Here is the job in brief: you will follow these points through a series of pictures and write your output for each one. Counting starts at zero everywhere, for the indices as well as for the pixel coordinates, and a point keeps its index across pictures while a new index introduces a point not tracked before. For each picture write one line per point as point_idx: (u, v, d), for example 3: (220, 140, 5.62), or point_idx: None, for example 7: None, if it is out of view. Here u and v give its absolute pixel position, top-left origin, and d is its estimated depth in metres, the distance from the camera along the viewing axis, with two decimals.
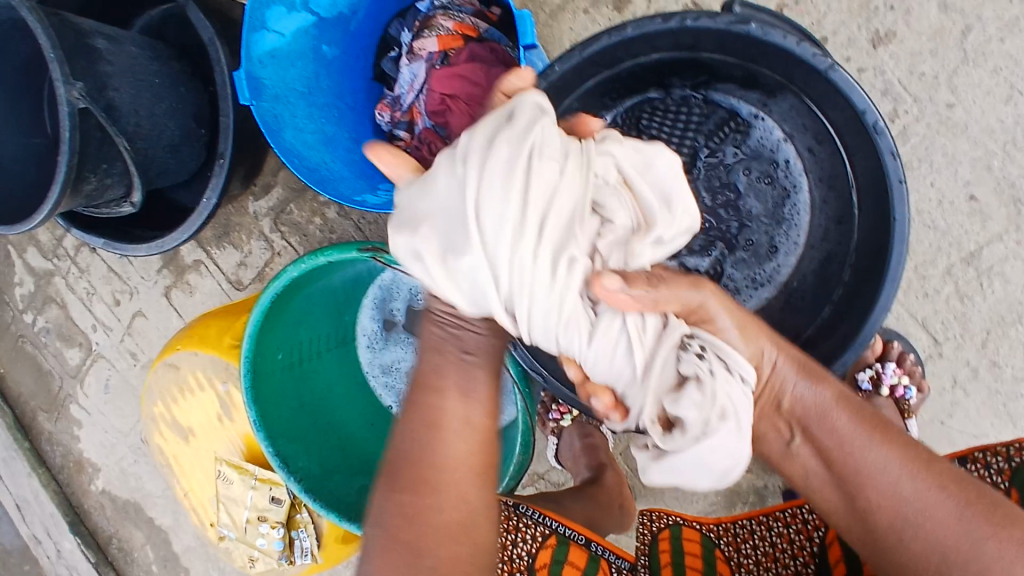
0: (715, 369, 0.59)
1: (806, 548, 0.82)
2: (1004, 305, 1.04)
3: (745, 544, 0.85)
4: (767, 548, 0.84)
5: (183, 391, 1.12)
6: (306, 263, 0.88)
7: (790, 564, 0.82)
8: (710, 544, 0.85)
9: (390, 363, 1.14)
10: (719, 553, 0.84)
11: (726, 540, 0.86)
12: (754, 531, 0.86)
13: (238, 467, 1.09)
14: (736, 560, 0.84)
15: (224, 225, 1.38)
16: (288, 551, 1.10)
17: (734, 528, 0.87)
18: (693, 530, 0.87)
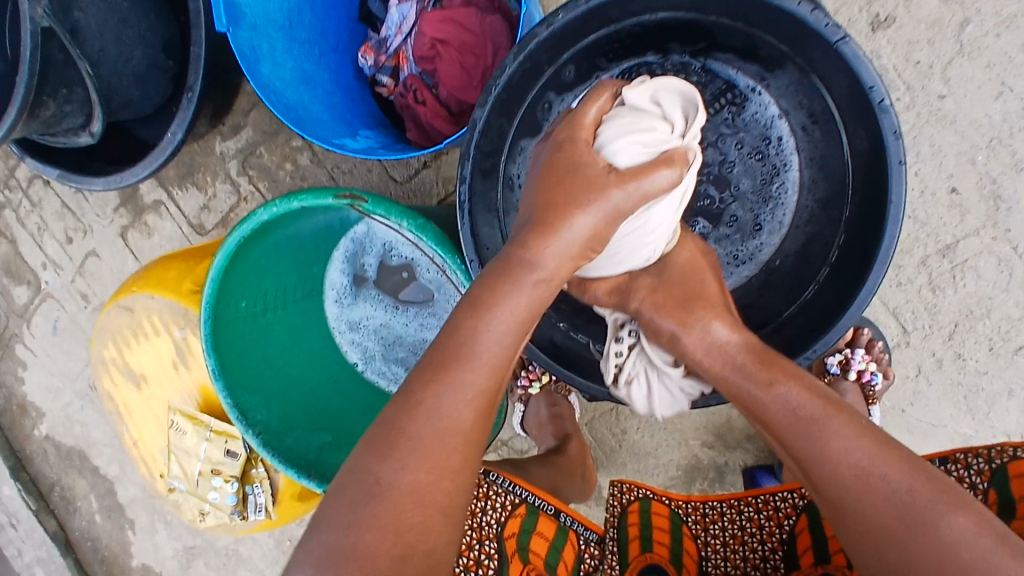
0: (628, 357, 0.79)
1: (775, 534, 0.83)
2: (974, 299, 1.05)
3: (714, 525, 0.87)
4: (736, 531, 0.85)
5: (137, 336, 1.07)
6: (278, 208, 0.83)
7: (757, 548, 0.83)
8: (678, 520, 0.87)
9: (358, 319, 1.11)
10: (686, 529, 0.86)
11: (694, 518, 0.88)
12: (723, 512, 0.88)
13: (192, 418, 1.05)
14: (701, 538, 0.86)
15: (188, 165, 1.31)
16: (241, 506, 1.06)
17: (704, 507, 0.89)
18: (661, 505, 0.87)
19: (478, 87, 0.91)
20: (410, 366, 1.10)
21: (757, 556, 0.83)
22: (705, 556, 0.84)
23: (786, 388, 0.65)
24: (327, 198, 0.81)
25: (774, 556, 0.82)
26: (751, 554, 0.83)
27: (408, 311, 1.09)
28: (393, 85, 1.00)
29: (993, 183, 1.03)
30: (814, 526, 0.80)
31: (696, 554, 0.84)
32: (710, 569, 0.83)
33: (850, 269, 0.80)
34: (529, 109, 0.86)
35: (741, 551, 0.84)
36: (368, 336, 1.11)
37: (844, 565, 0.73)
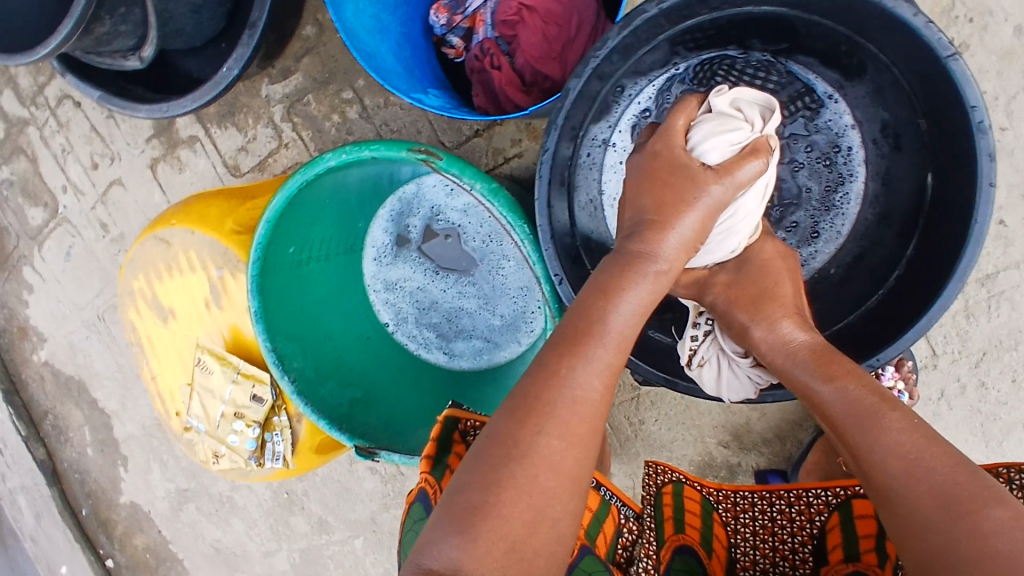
0: (705, 348, 0.80)
1: (806, 528, 0.88)
2: (1005, 330, 1.07)
3: (745, 514, 0.93)
4: (766, 522, 0.91)
5: (171, 270, 1.05)
6: (349, 154, 0.81)
7: (786, 539, 0.89)
8: (710, 506, 0.93)
9: (394, 280, 1.10)
10: (717, 516, 0.93)
11: (725, 506, 0.94)
12: (755, 503, 0.94)
13: (220, 358, 1.03)
14: (731, 526, 0.93)
15: (230, 104, 1.28)
16: (259, 453, 1.05)
17: (735, 497, 0.95)
18: (696, 491, 0.93)
19: (557, 60, 0.90)
20: (443, 332, 1.10)
21: (786, 547, 0.88)
22: (735, 542, 0.91)
23: (845, 384, 0.65)
24: (401, 151, 0.79)
25: (803, 548, 0.87)
26: (780, 545, 0.89)
27: (448, 277, 1.08)
28: (461, 48, 0.99)
29: None
30: (844, 523, 0.83)
31: (726, 539, 0.91)
32: (739, 555, 0.90)
33: (915, 286, 0.80)
34: (610, 90, 0.86)
35: (770, 541, 0.90)
36: (403, 297, 1.10)
37: (874, 562, 0.76)
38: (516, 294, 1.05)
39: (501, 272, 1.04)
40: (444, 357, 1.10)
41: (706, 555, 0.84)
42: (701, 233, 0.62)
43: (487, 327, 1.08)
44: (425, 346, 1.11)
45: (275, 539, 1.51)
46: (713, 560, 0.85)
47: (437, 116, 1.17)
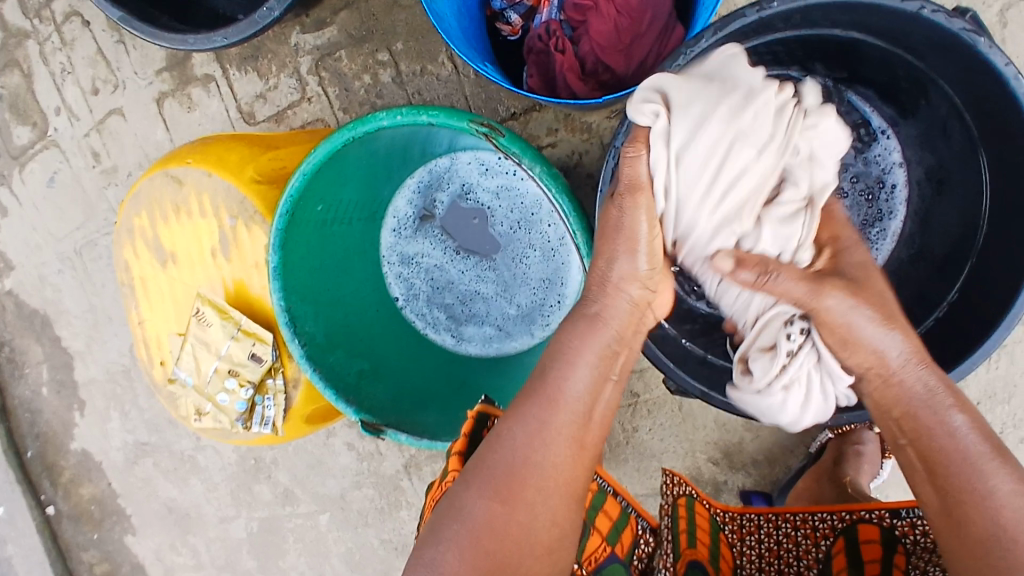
0: (803, 352, 0.68)
1: (812, 553, 0.86)
2: (1001, 383, 1.10)
3: (750, 536, 0.92)
4: (772, 545, 0.89)
5: (180, 211, 0.99)
6: (404, 116, 0.77)
7: (792, 563, 0.87)
8: (717, 526, 0.92)
9: (412, 254, 1.06)
10: (724, 536, 0.92)
11: (731, 527, 0.93)
12: (761, 526, 0.92)
13: (220, 311, 0.97)
14: (737, 547, 0.91)
15: (254, 48, 1.22)
16: (247, 415, 1.00)
17: (741, 519, 0.94)
18: (705, 509, 0.92)
19: (623, 54, 0.88)
20: (455, 314, 1.06)
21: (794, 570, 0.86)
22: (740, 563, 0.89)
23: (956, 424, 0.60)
24: (461, 122, 0.76)
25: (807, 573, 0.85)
26: (786, 569, 0.87)
27: (469, 259, 1.05)
28: (517, 25, 0.96)
29: None
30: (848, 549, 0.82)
31: (732, 560, 0.89)
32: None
33: (951, 331, 0.82)
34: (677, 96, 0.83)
35: (777, 565, 0.88)
36: (418, 273, 1.06)
37: None
38: (537, 285, 1.02)
39: (525, 261, 1.02)
40: (451, 340, 1.07)
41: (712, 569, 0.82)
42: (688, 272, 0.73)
43: (501, 315, 1.05)
44: (433, 326, 1.07)
45: (234, 505, 1.46)
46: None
47: (475, 92, 1.13)
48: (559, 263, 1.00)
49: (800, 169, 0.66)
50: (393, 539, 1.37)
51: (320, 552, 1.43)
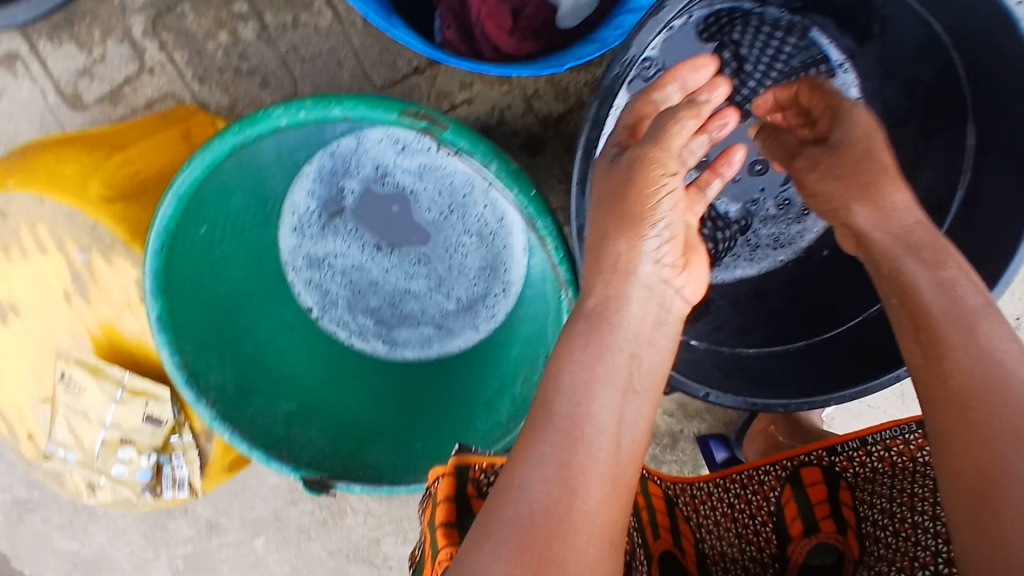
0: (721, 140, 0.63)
1: (764, 507, 0.81)
2: None
3: (703, 505, 0.86)
4: (726, 508, 0.84)
5: (11, 250, 0.76)
6: (311, 111, 0.59)
7: (749, 526, 0.80)
8: (670, 501, 0.85)
9: (322, 255, 0.89)
10: (678, 510, 0.85)
11: (683, 500, 0.87)
12: (712, 492, 0.87)
13: (93, 371, 0.77)
14: (694, 520, 0.85)
15: (66, 10, 0.94)
16: (155, 482, 0.83)
17: (692, 489, 0.89)
18: (656, 486, 0.85)
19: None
20: (383, 318, 0.92)
21: (750, 531, 0.80)
22: (700, 537, 0.82)
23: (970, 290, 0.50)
24: (390, 114, 0.59)
25: (764, 529, 0.79)
26: (743, 534, 0.80)
27: (392, 254, 0.89)
28: None
29: None
30: (799, 497, 0.78)
31: (691, 536, 0.82)
32: (706, 549, 0.81)
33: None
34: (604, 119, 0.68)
35: (732, 529, 0.82)
36: (333, 277, 0.90)
37: (834, 531, 0.74)
38: (478, 274, 0.89)
39: (459, 249, 0.88)
40: (383, 347, 0.92)
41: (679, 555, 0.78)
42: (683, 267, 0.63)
43: (438, 311, 0.91)
44: (360, 335, 0.92)
45: (150, 547, 1.27)
46: (689, 558, 0.79)
47: (366, 45, 0.93)
48: (500, 247, 0.86)
49: None
50: (342, 549, 1.24)
51: None
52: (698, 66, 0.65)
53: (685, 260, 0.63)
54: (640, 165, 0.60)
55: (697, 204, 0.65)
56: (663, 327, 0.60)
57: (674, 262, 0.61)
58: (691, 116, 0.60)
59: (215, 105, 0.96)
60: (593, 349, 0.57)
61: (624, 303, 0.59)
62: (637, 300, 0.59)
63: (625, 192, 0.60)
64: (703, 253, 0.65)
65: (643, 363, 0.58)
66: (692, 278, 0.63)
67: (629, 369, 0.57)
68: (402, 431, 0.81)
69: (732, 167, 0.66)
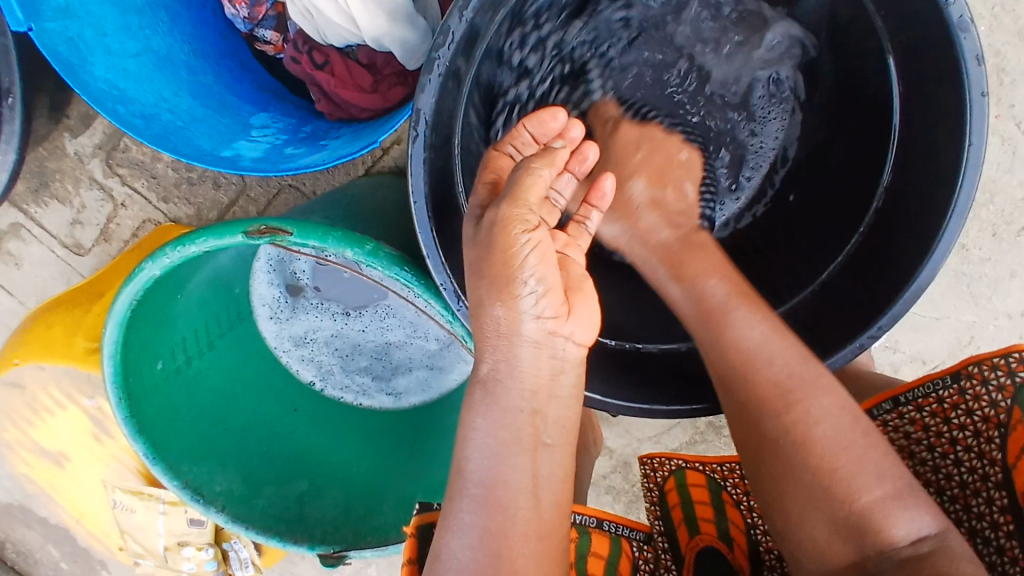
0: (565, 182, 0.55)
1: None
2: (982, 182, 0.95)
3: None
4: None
5: (38, 413, 0.86)
6: (175, 255, 0.62)
7: None
8: (717, 487, 0.80)
9: (302, 332, 0.93)
10: (727, 496, 0.79)
11: (733, 481, 0.79)
12: None
13: (137, 493, 0.88)
14: (747, 502, 0.77)
15: (39, 174, 1.04)
16: (224, 566, 0.94)
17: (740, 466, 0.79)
18: (697, 474, 0.82)
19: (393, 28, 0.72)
20: (377, 372, 0.95)
21: None
22: (753, 522, 0.76)
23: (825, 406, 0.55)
24: (236, 235, 0.60)
25: None
26: None
27: (362, 314, 0.92)
28: (279, 38, 0.78)
29: (995, 56, 0.92)
30: None
31: (743, 522, 0.76)
32: (759, 536, 0.75)
33: (902, 181, 0.65)
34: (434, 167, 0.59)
35: None
36: (320, 349, 0.94)
37: None
38: None
39: None
40: (389, 399, 0.96)
41: (726, 549, 0.76)
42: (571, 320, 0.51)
43: (424, 353, 0.94)
44: (364, 393, 0.96)
45: None
46: (736, 553, 0.76)
47: None
48: None
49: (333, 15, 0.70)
50: None
51: None
52: (546, 115, 0.55)
53: (569, 304, 0.50)
54: (502, 227, 0.48)
55: (579, 242, 0.56)
56: (563, 377, 0.51)
57: (557, 311, 0.50)
58: (546, 163, 0.50)
59: (184, 217, 1.03)
60: (494, 415, 0.49)
61: (516, 364, 0.50)
62: (526, 362, 0.49)
63: (489, 257, 0.48)
64: (591, 292, 0.53)
65: (549, 414, 0.50)
66: (582, 321, 0.51)
67: (534, 426, 0.49)
68: (408, 483, 0.86)
69: (605, 196, 0.58)
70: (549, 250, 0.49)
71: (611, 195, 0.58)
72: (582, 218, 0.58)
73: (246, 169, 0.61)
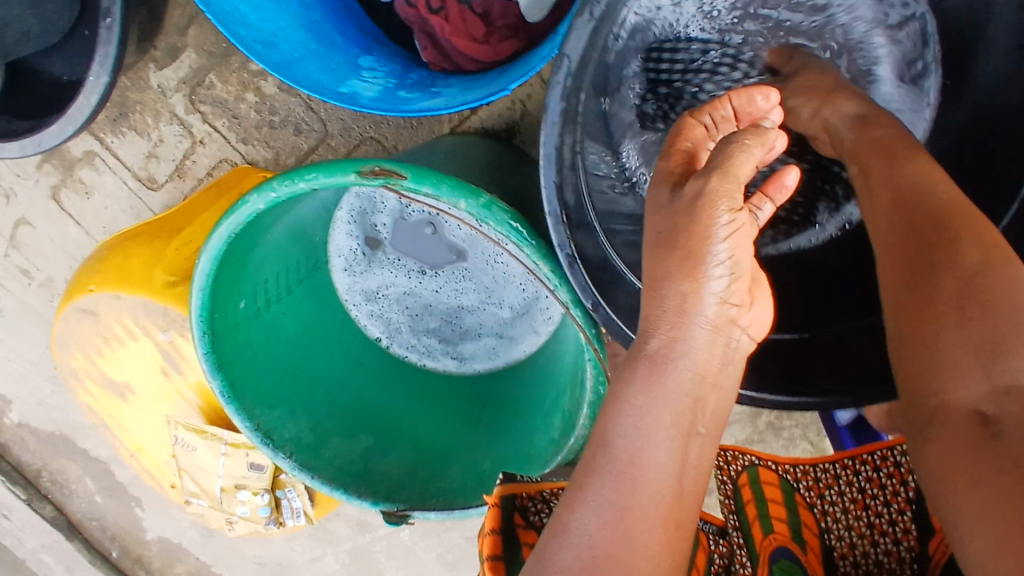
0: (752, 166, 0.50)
1: (900, 494, 0.73)
2: None
3: (830, 491, 0.78)
4: (856, 495, 0.76)
5: (109, 342, 0.86)
6: (282, 191, 0.60)
7: (883, 512, 0.73)
8: (789, 488, 0.78)
9: (375, 287, 0.92)
10: (799, 498, 0.77)
11: (806, 484, 0.79)
12: (838, 476, 0.78)
13: (199, 432, 0.87)
14: (819, 507, 0.77)
15: (119, 105, 1.03)
16: (276, 514, 0.94)
17: (815, 471, 0.79)
18: (770, 472, 0.79)
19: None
20: (445, 335, 0.93)
21: (884, 520, 0.73)
22: (827, 527, 0.75)
23: (967, 252, 0.44)
24: (348, 176, 0.58)
25: (903, 518, 0.72)
26: (879, 521, 0.73)
27: (438, 275, 0.90)
28: None
29: None
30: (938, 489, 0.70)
31: (816, 525, 0.75)
32: (833, 542, 0.73)
33: None
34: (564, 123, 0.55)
35: (867, 517, 0.74)
36: (391, 306, 0.93)
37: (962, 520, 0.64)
38: (523, 280, 0.89)
39: (500, 260, 0.87)
40: (454, 362, 0.94)
41: (800, 550, 0.70)
42: (745, 308, 0.49)
43: (496, 321, 0.92)
44: (429, 353, 0.94)
45: (318, 544, 1.36)
46: (811, 556, 0.70)
47: None
48: None
49: None
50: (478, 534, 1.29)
51: (415, 566, 1.34)
52: (759, 95, 0.52)
53: (751, 296, 0.50)
54: (709, 202, 0.46)
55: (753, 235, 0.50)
56: (730, 369, 0.50)
57: (742, 300, 0.49)
58: (759, 142, 0.47)
59: (262, 161, 1.02)
60: (652, 396, 0.49)
61: (689, 348, 0.48)
62: (701, 344, 0.48)
63: (689, 228, 0.47)
64: (764, 282, 0.52)
65: (710, 405, 0.50)
66: (760, 314, 0.51)
67: (693, 411, 0.49)
68: (472, 449, 0.84)
69: (786, 189, 0.50)
70: (745, 236, 0.48)
71: (790, 189, 0.51)
72: (755, 207, 0.51)
73: (366, 106, 0.59)
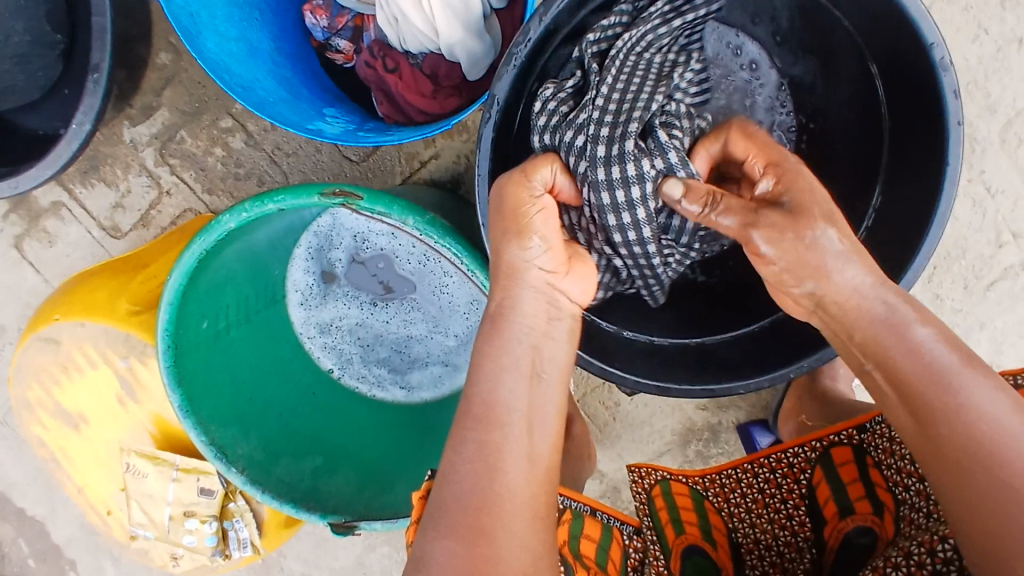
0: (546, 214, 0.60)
1: (795, 490, 0.77)
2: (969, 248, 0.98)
3: (734, 494, 0.81)
4: (757, 495, 0.80)
5: (68, 371, 0.90)
6: (251, 211, 0.69)
7: (780, 508, 0.78)
8: (699, 497, 0.83)
9: (330, 321, 0.98)
10: (709, 505, 0.82)
11: (714, 492, 0.83)
12: (740, 479, 0.82)
13: (151, 458, 0.91)
14: (726, 511, 0.81)
15: (91, 158, 1.10)
16: (222, 545, 0.95)
17: (721, 478, 0.83)
18: (682, 484, 0.84)
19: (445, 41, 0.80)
20: (394, 365, 0.99)
21: (783, 515, 0.77)
22: (734, 526, 0.80)
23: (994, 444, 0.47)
24: (312, 196, 0.68)
25: (798, 512, 0.76)
26: (776, 517, 0.77)
27: (388, 307, 0.97)
28: (350, 49, 0.87)
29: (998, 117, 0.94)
30: (833, 478, 0.75)
31: (723, 527, 0.80)
32: (741, 538, 0.78)
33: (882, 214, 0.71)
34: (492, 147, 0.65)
35: (766, 515, 0.78)
36: (344, 339, 0.99)
37: (871, 512, 0.70)
38: (467, 310, 0.92)
39: (445, 290, 0.92)
40: (401, 392, 0.99)
41: (710, 548, 0.77)
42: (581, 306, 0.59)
43: (442, 349, 0.96)
44: (379, 385, 0.99)
45: None
46: (720, 552, 0.77)
47: None
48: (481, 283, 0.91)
49: (414, 20, 0.79)
50: None
51: None
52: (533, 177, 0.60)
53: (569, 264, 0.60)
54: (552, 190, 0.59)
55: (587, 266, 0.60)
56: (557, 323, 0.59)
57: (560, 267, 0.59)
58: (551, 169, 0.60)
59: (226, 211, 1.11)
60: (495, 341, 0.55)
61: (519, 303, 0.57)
62: (527, 302, 0.57)
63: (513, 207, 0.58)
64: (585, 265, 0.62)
65: (545, 351, 0.57)
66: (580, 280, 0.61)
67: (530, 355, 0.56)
68: (420, 466, 0.90)
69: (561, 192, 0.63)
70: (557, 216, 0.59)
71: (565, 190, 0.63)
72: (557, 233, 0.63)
73: (333, 138, 0.71)
